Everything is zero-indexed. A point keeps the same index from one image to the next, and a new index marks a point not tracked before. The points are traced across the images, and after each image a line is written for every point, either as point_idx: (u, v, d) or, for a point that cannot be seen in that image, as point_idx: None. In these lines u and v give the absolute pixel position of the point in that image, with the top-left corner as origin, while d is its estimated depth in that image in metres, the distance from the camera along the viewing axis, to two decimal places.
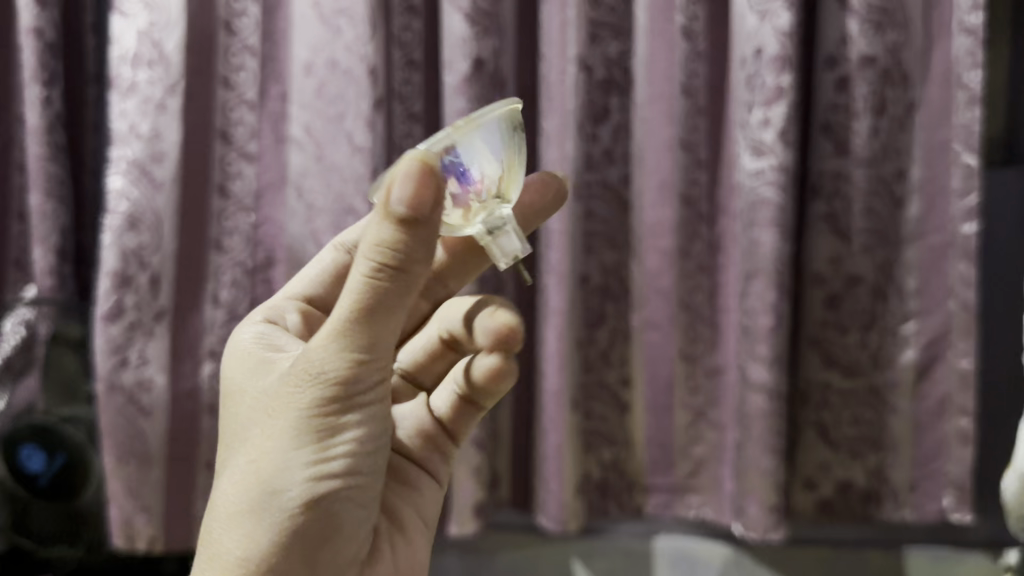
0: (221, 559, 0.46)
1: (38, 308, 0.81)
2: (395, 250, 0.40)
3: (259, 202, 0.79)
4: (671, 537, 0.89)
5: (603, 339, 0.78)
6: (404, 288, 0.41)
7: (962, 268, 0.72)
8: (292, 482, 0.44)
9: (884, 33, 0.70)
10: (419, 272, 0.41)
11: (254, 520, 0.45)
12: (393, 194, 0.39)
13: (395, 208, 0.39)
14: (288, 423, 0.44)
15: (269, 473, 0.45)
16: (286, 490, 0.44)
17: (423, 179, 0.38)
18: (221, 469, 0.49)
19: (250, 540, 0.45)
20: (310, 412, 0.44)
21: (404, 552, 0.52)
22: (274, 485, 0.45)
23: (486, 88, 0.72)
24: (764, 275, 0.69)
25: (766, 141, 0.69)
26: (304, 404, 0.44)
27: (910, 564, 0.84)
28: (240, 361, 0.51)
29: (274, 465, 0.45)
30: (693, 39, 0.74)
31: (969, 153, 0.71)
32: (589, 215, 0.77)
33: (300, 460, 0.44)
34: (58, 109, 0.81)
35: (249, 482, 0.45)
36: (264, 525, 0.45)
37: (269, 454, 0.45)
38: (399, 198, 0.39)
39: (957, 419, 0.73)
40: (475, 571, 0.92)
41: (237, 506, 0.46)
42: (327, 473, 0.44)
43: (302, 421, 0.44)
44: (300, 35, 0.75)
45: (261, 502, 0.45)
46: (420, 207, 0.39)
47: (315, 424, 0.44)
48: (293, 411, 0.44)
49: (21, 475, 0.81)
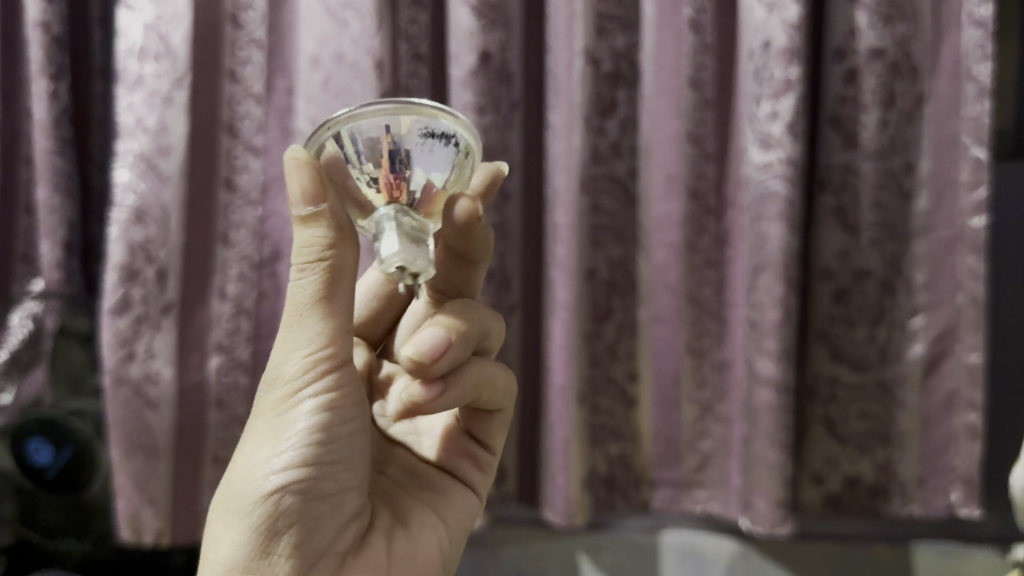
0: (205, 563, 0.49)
1: (45, 301, 0.82)
2: (318, 245, 0.42)
3: (266, 195, 0.79)
4: (677, 531, 0.89)
5: (610, 333, 0.77)
6: (338, 273, 0.43)
7: (971, 262, 0.71)
8: (251, 479, 0.47)
9: (893, 25, 0.70)
10: (347, 259, 0.43)
11: (224, 522, 0.48)
12: (291, 200, 0.42)
13: (297, 209, 0.42)
14: (255, 427, 0.48)
15: (239, 474, 0.48)
16: (246, 487, 0.47)
17: (308, 173, 0.42)
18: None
19: (223, 540, 0.47)
20: (270, 410, 0.47)
21: (402, 548, 0.51)
22: (241, 484, 0.47)
23: (493, 82, 0.72)
24: (772, 269, 0.69)
25: (775, 134, 0.69)
26: (266, 405, 0.48)
27: (918, 561, 0.84)
28: None
29: (239, 466, 0.48)
30: (700, 32, 0.74)
31: (979, 145, 0.70)
32: (596, 208, 0.76)
33: (257, 456, 0.47)
34: (65, 103, 0.82)
35: (224, 487, 0.49)
36: (234, 524, 0.47)
37: (238, 460, 0.49)
38: (297, 199, 0.42)
39: (965, 413, 0.72)
40: (480, 565, 0.92)
41: (217, 511, 0.49)
42: (279, 466, 0.46)
43: (264, 421, 0.48)
44: (307, 28, 0.75)
45: (230, 502, 0.48)
46: (315, 199, 0.42)
47: (273, 421, 0.47)
48: (255, 415, 0.48)
49: (28, 469, 0.81)
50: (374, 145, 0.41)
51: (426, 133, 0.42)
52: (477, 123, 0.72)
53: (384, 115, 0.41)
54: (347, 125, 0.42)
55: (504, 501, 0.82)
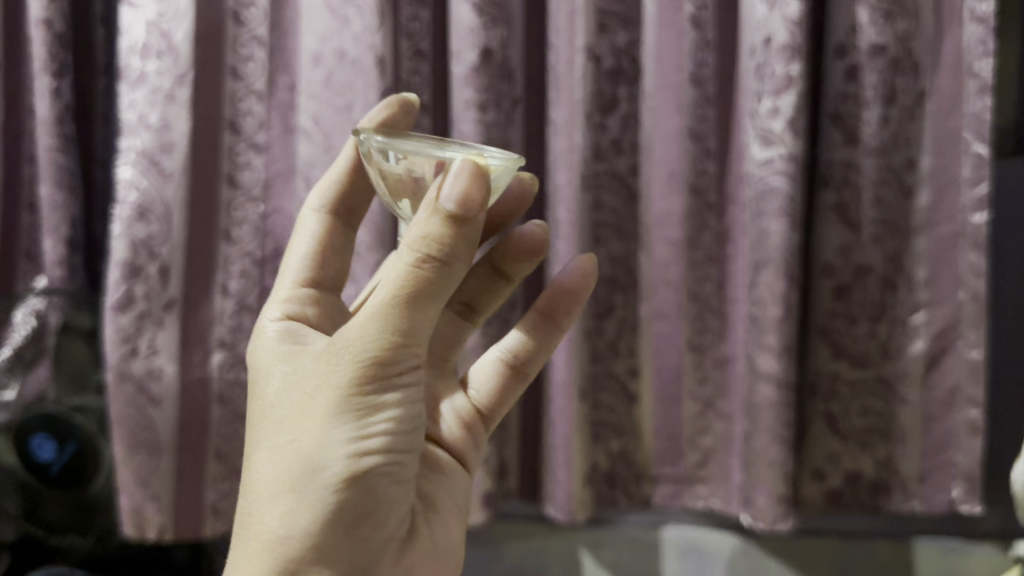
0: (261, 534, 0.46)
1: (48, 298, 0.82)
2: (441, 245, 0.42)
3: (268, 193, 0.80)
4: (679, 527, 0.89)
5: (611, 330, 0.78)
6: (448, 276, 0.42)
7: (972, 258, 0.71)
8: (331, 460, 0.44)
9: (895, 21, 0.70)
10: (459, 268, 0.43)
11: (292, 498, 0.45)
12: (444, 193, 0.41)
13: (445, 205, 0.41)
14: (326, 404, 0.45)
15: (309, 451, 0.45)
16: (322, 468, 0.44)
17: (475, 180, 0.41)
18: (251, 450, 0.49)
19: (290, 517, 0.45)
20: (348, 390, 0.44)
21: (442, 531, 0.53)
22: (315, 463, 0.45)
23: (494, 79, 0.72)
24: (773, 265, 0.69)
25: (775, 130, 0.68)
26: (342, 383, 0.44)
27: (919, 556, 0.84)
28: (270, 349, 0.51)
29: (314, 444, 0.45)
30: (701, 28, 0.74)
31: (980, 142, 0.70)
32: (598, 206, 0.76)
33: (336, 436, 0.44)
34: (68, 100, 0.82)
35: (287, 458, 0.45)
36: (306, 503, 0.45)
37: (308, 433, 0.45)
38: (450, 197, 0.41)
39: (966, 410, 0.73)
40: (484, 560, 0.93)
41: (276, 484, 0.46)
42: (365, 451, 0.44)
43: (340, 400, 0.44)
44: (309, 25, 0.76)
45: (299, 479, 0.45)
46: (469, 205, 0.41)
47: (353, 403, 0.44)
48: (325, 389, 0.45)
49: (32, 465, 0.81)
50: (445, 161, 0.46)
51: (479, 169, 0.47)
52: (479, 119, 0.72)
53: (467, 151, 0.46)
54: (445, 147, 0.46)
55: (506, 498, 0.83)
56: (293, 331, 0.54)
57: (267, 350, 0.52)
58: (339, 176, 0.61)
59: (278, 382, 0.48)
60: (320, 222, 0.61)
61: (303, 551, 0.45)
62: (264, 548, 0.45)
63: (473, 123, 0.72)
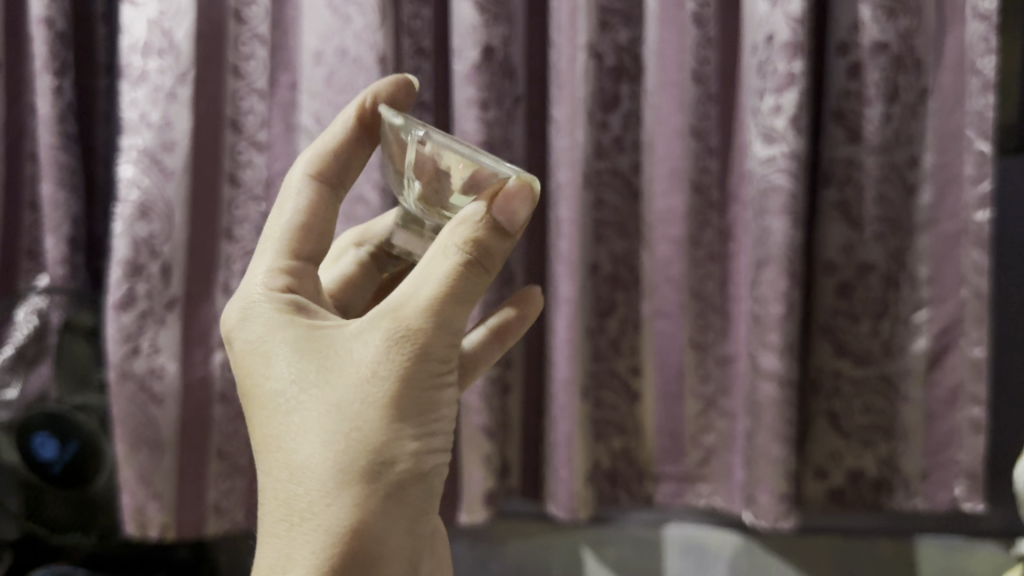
0: (319, 538, 0.41)
1: (50, 296, 0.83)
2: (486, 247, 0.44)
3: (270, 191, 0.80)
4: (680, 525, 0.89)
5: (613, 328, 0.78)
6: (484, 278, 0.45)
7: (975, 256, 0.71)
8: (401, 453, 0.42)
9: (896, 19, 0.70)
10: (492, 272, 0.45)
11: (358, 497, 0.41)
12: (494, 200, 0.43)
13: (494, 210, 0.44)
14: (389, 393, 0.42)
15: (376, 444, 0.41)
16: (391, 463, 0.41)
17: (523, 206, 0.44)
18: (282, 441, 0.43)
19: (356, 515, 0.41)
20: (413, 378, 0.42)
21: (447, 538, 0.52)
22: (383, 457, 0.41)
23: (496, 76, 0.72)
24: (775, 263, 0.69)
25: (778, 128, 0.68)
26: (407, 371, 0.42)
27: (920, 553, 0.83)
28: (282, 333, 0.45)
29: (383, 434, 0.41)
30: (704, 25, 0.73)
31: (983, 139, 0.70)
32: (600, 203, 0.76)
33: (403, 430, 0.42)
34: (69, 99, 0.82)
35: (348, 453, 0.41)
36: (374, 501, 0.41)
37: (373, 424, 0.41)
38: (500, 204, 0.43)
39: (969, 408, 0.73)
40: (485, 558, 0.93)
41: (334, 482, 0.41)
42: (431, 445, 0.43)
43: (404, 388, 0.42)
44: (310, 24, 0.76)
45: (364, 476, 0.41)
46: (514, 215, 0.44)
47: (418, 393, 0.42)
48: (388, 378, 0.42)
49: (35, 463, 0.81)
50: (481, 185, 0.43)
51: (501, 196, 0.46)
52: (480, 117, 0.72)
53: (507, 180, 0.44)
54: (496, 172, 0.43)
55: (507, 495, 0.83)
56: (299, 309, 0.48)
57: (277, 333, 0.46)
58: (333, 143, 0.56)
59: (315, 367, 0.43)
60: (313, 190, 0.54)
61: (373, 550, 0.41)
62: (327, 551, 0.40)
63: (475, 121, 0.72)
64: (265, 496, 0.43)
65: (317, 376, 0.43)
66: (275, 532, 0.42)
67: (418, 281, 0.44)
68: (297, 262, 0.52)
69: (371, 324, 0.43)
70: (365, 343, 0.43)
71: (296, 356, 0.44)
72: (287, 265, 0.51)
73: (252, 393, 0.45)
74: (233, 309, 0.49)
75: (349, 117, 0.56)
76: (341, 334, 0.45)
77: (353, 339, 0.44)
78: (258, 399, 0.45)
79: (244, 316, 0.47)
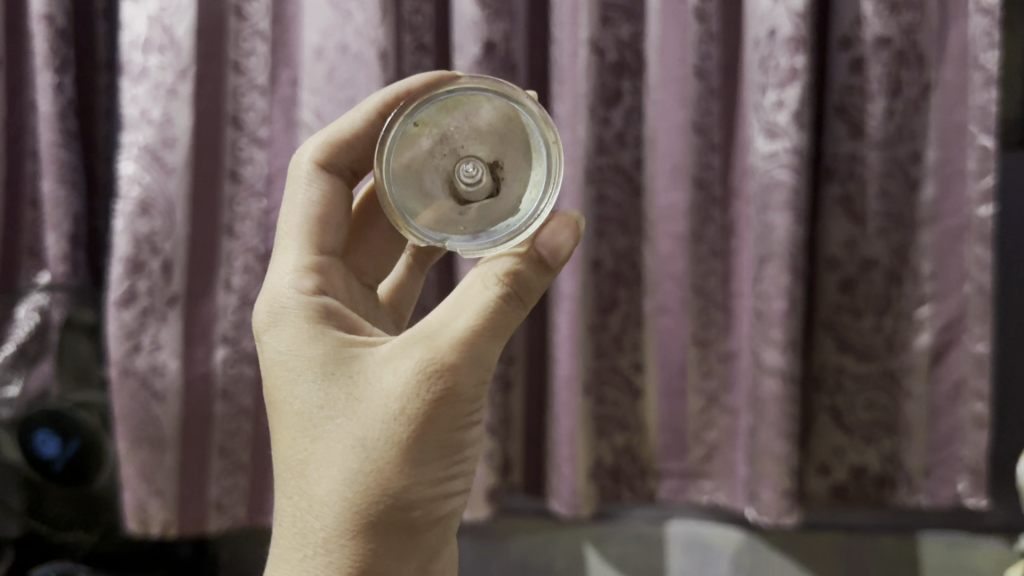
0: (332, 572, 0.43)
1: (51, 293, 0.83)
2: (527, 280, 0.45)
3: (270, 186, 0.79)
4: (683, 522, 0.89)
5: (615, 324, 0.78)
6: (524, 308, 0.45)
7: (978, 252, 0.71)
8: (420, 496, 0.43)
9: (899, 13, 0.69)
10: (531, 303, 0.46)
11: (372, 538, 0.43)
12: (541, 235, 0.46)
13: (539, 246, 0.46)
14: (412, 436, 0.42)
15: (395, 487, 0.42)
16: (409, 505, 0.43)
17: (571, 226, 0.47)
18: (306, 469, 0.44)
19: (371, 555, 0.43)
20: (437, 422, 0.43)
21: None
22: (401, 500, 0.43)
23: (497, 72, 0.72)
24: (778, 259, 0.69)
25: (780, 123, 0.68)
26: (431, 414, 0.42)
27: (924, 550, 0.83)
28: (311, 351, 0.46)
29: (404, 476, 0.42)
30: (705, 20, 0.73)
31: (986, 134, 0.69)
32: (601, 200, 0.76)
33: (423, 473, 0.43)
34: (69, 95, 0.82)
35: (367, 494, 0.43)
36: (390, 541, 0.43)
37: (394, 467, 0.42)
38: (547, 237, 0.46)
39: (973, 403, 0.72)
40: (487, 555, 0.93)
41: (352, 521, 0.43)
42: (449, 486, 0.45)
43: (428, 431, 0.43)
44: (310, 20, 0.75)
45: (383, 517, 0.43)
46: (559, 250, 0.46)
47: (441, 438, 0.43)
48: (413, 420, 0.42)
49: (35, 461, 0.79)
50: (488, 129, 0.47)
51: (529, 147, 0.47)
52: None
53: (512, 122, 0.47)
54: (495, 114, 0.47)
55: (510, 493, 0.83)
56: (327, 310, 0.48)
57: (305, 351, 0.46)
58: (345, 133, 0.57)
59: (343, 395, 0.44)
60: (324, 181, 0.56)
61: None
62: None
63: None
64: (283, 516, 0.45)
65: (344, 406, 0.44)
66: (288, 555, 0.45)
67: (454, 308, 0.44)
68: (317, 256, 0.53)
69: (403, 354, 0.44)
70: (395, 374, 0.43)
71: (324, 379, 0.45)
72: (311, 263, 0.52)
73: (277, 408, 0.46)
74: (259, 309, 0.49)
75: (370, 109, 0.59)
76: (371, 358, 0.45)
77: (383, 369, 0.44)
78: (284, 415, 0.46)
79: (273, 326, 0.48)
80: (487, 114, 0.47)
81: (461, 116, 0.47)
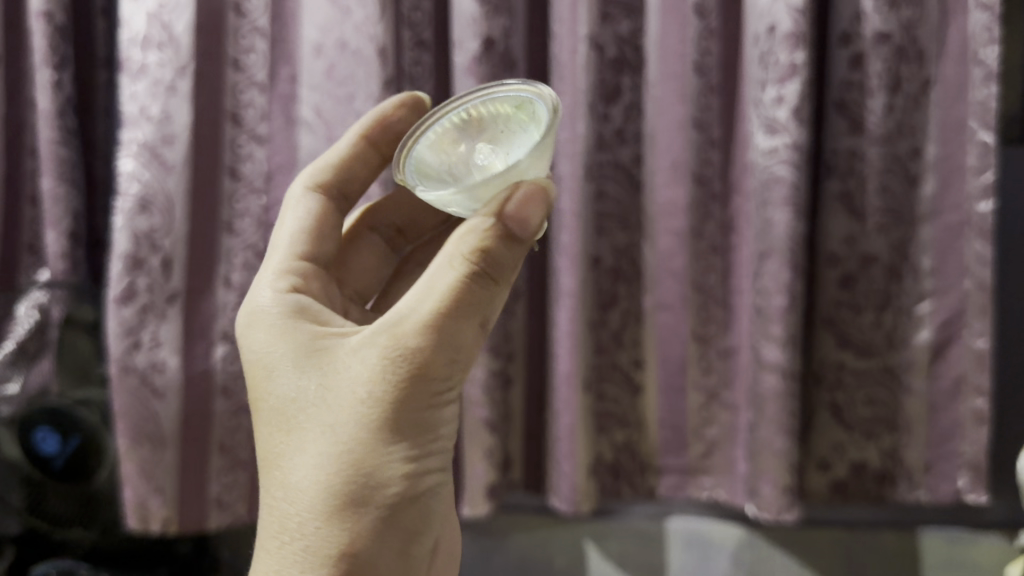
0: (309, 557, 0.44)
1: (51, 291, 0.82)
2: (496, 256, 0.43)
3: (270, 184, 0.79)
4: (682, 518, 0.89)
5: (615, 320, 0.78)
6: (494, 285, 0.44)
7: (978, 247, 0.71)
8: (393, 477, 0.44)
9: (899, 9, 0.69)
10: (502, 279, 0.45)
11: (345, 519, 0.43)
12: (506, 205, 0.43)
13: (506, 216, 0.43)
14: (378, 416, 0.43)
15: (364, 468, 0.43)
16: (380, 485, 0.43)
17: (534, 197, 0.43)
18: (283, 458, 0.46)
19: (344, 538, 0.43)
20: (404, 402, 0.43)
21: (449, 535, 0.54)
22: (371, 479, 0.43)
23: (497, 68, 0.72)
24: (778, 255, 0.69)
25: (780, 119, 0.68)
26: (397, 394, 0.43)
27: (924, 545, 0.83)
28: (285, 344, 0.48)
29: (375, 456, 0.43)
30: (705, 16, 0.73)
31: (986, 130, 0.69)
32: (601, 196, 0.76)
33: (392, 453, 0.44)
34: (68, 92, 0.82)
35: (338, 476, 0.43)
36: (363, 523, 0.44)
37: (365, 447, 0.43)
38: (514, 206, 0.43)
39: (973, 399, 0.72)
40: (487, 552, 0.93)
41: (324, 505, 0.43)
42: (422, 465, 0.45)
43: (395, 411, 0.43)
44: (310, 16, 0.75)
45: (354, 499, 0.43)
46: (528, 220, 0.43)
47: (409, 417, 0.44)
48: (379, 401, 0.43)
49: (36, 458, 0.80)
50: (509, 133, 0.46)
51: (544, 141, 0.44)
52: None
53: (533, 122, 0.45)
54: (520, 119, 0.45)
55: (510, 489, 0.83)
56: (301, 307, 0.50)
57: (280, 345, 0.48)
58: (335, 158, 0.60)
59: (314, 384, 0.46)
60: (316, 202, 0.59)
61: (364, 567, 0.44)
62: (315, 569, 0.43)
63: None
64: (264, 508, 0.47)
65: (315, 394, 0.45)
66: (269, 546, 0.45)
67: (423, 290, 0.44)
68: (298, 262, 0.55)
69: (370, 340, 0.44)
70: (362, 360, 0.44)
71: (297, 369, 0.46)
72: (293, 267, 0.54)
73: (257, 403, 0.48)
74: (241, 315, 0.51)
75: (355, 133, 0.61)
76: (341, 348, 0.46)
77: (351, 356, 0.45)
78: (262, 411, 0.47)
79: (251, 325, 0.50)
80: (514, 119, 0.46)
81: (490, 122, 0.46)
